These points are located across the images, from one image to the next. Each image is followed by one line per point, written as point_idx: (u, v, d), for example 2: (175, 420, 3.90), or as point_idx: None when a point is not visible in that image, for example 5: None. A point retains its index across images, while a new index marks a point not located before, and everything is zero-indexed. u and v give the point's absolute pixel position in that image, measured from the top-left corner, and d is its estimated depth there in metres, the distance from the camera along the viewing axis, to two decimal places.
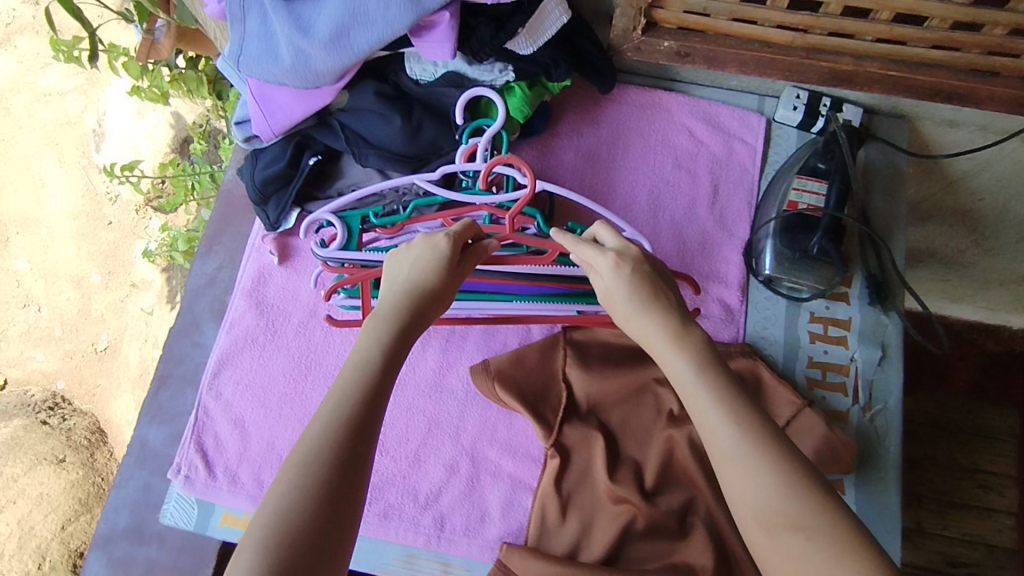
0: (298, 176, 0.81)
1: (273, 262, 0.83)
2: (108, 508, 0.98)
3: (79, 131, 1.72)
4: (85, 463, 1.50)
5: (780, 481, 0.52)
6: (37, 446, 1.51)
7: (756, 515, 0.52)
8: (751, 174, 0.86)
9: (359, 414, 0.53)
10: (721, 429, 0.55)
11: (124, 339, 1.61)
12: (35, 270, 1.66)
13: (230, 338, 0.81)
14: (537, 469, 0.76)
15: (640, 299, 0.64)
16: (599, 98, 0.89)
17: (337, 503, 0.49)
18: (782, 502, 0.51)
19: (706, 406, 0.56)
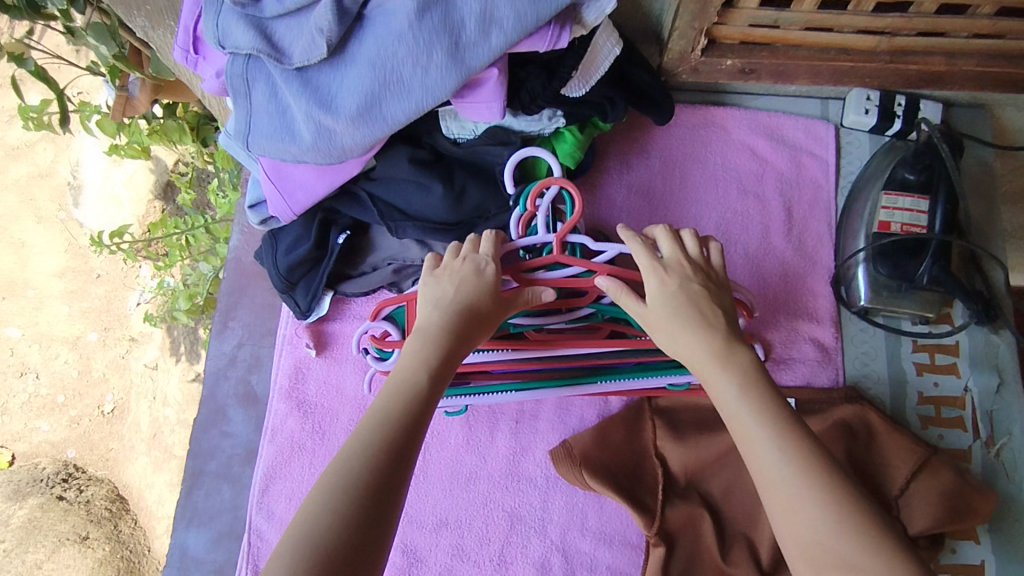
0: (326, 257, 0.72)
1: (310, 354, 0.75)
2: None
3: (54, 183, 1.59)
4: (111, 537, 1.42)
5: (835, 515, 0.43)
6: (56, 524, 1.43)
7: (803, 550, 0.43)
8: (825, 190, 0.77)
9: (382, 469, 0.45)
10: (772, 455, 0.46)
11: (131, 398, 1.50)
12: (27, 335, 1.55)
13: (274, 448, 0.73)
14: (639, 557, 0.66)
15: (684, 314, 0.54)
16: (647, 125, 0.80)
17: (361, 539, 0.42)
18: (832, 536, 0.43)
19: (755, 426, 0.48)
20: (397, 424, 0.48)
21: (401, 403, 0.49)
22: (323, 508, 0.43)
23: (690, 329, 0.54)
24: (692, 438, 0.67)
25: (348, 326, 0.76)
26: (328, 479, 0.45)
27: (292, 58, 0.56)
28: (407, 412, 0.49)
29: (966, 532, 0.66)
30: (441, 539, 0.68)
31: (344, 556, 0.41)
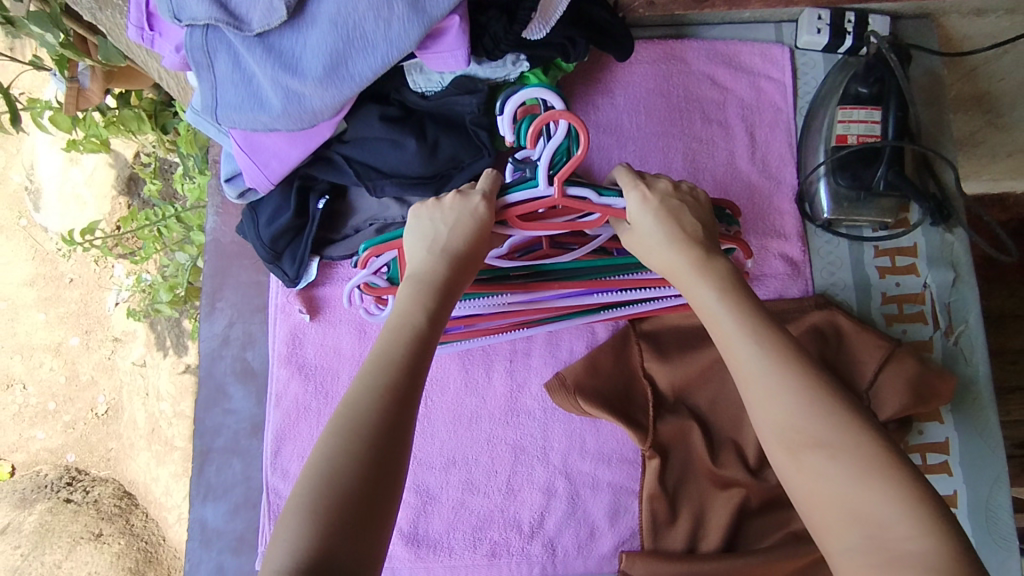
0: (308, 224, 0.73)
1: (304, 320, 0.77)
2: None
3: (8, 190, 1.56)
4: (124, 531, 1.45)
5: (805, 400, 0.45)
6: (69, 528, 1.46)
7: (778, 434, 0.46)
8: (785, 112, 0.80)
9: (390, 406, 0.47)
10: (748, 350, 0.49)
11: (124, 398, 1.50)
12: (7, 346, 1.54)
13: (281, 412, 0.76)
14: (636, 471, 0.71)
15: (666, 228, 0.56)
16: (607, 63, 0.81)
17: (383, 473, 0.44)
18: (804, 418, 0.45)
19: (730, 326, 0.51)
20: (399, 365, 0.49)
21: (404, 346, 0.51)
22: (335, 447, 0.44)
23: (662, 244, 0.56)
24: (676, 358, 0.71)
25: (338, 289, 0.78)
26: (336, 420, 0.46)
27: (251, 25, 0.57)
28: (407, 355, 0.50)
29: (931, 413, 0.71)
30: (451, 477, 0.72)
31: (364, 489, 0.43)
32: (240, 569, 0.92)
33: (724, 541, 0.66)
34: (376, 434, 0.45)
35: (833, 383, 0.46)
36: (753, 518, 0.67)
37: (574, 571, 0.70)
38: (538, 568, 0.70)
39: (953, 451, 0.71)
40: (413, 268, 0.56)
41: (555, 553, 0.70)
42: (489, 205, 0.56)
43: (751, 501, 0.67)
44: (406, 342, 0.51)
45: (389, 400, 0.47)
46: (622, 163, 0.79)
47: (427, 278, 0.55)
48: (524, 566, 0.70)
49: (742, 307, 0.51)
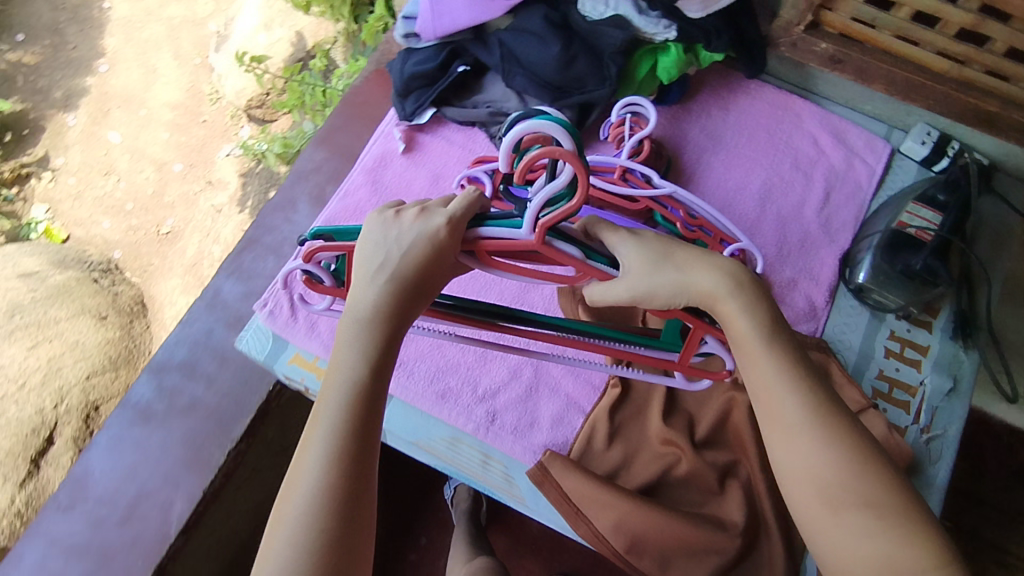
0: (444, 79, 0.87)
1: (397, 151, 0.90)
2: (170, 341, 1.00)
3: (201, 31, 1.61)
4: (125, 327, 1.27)
5: (846, 460, 0.53)
6: (83, 296, 1.28)
7: (819, 492, 0.53)
8: (865, 192, 0.88)
9: (357, 425, 0.51)
10: (789, 401, 0.55)
11: (187, 229, 1.44)
12: (124, 143, 1.53)
13: (340, 207, 0.87)
14: (594, 396, 0.77)
15: (678, 260, 0.57)
16: (736, 88, 0.93)
17: (361, 479, 0.50)
18: (845, 479, 0.53)
19: (767, 375, 0.56)
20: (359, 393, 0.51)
21: (348, 413, 0.51)
22: (289, 557, 0.47)
23: (694, 271, 0.57)
24: None
25: (435, 143, 0.90)
26: (289, 515, 0.48)
27: None
28: (364, 382, 0.52)
29: None
30: None
31: (344, 503, 0.48)
32: (226, 342, 1.00)
33: (645, 482, 0.73)
34: (348, 454, 0.50)
35: (862, 438, 0.54)
36: (673, 484, 0.73)
37: (499, 447, 0.75)
38: (471, 427, 0.76)
39: None
40: (360, 295, 0.53)
41: (492, 423, 0.76)
42: (449, 231, 0.53)
43: (679, 466, 0.72)
44: (356, 394, 0.51)
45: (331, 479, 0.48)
46: (708, 164, 0.89)
47: (375, 307, 0.53)
48: (461, 419, 0.76)
49: (779, 351, 0.56)
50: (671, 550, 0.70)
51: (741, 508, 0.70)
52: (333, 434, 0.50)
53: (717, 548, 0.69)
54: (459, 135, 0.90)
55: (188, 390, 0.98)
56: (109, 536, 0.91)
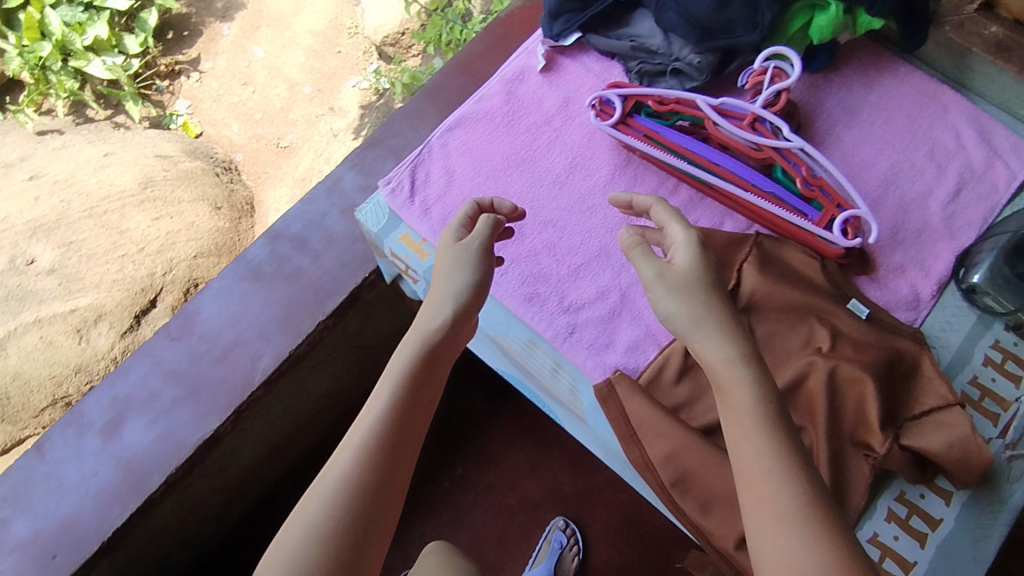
0: (598, 4, 0.89)
1: (537, 67, 0.92)
2: (291, 213, 1.11)
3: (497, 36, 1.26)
4: (233, 221, 1.40)
5: (785, 475, 0.53)
6: (206, 184, 1.45)
7: (789, 496, 0.53)
8: (999, 195, 0.84)
9: (376, 476, 0.56)
10: (761, 445, 0.55)
11: (302, 145, 1.49)
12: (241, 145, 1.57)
13: (475, 107, 0.91)
14: (674, 332, 0.79)
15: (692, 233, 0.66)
16: (883, 68, 0.91)
17: (370, 492, 0.56)
18: (783, 491, 0.53)
19: (741, 396, 0.57)
20: (394, 412, 0.59)
21: (413, 360, 0.62)
22: (350, 465, 0.56)
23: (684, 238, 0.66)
24: None
25: (574, 67, 0.92)
26: (358, 436, 0.58)
27: None
28: (382, 436, 0.58)
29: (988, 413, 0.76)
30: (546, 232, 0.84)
31: (346, 530, 0.53)
32: (339, 225, 1.09)
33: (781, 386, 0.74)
34: (374, 469, 0.56)
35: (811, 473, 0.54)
36: None
37: (572, 358, 0.79)
38: (551, 334, 0.80)
39: (939, 532, 0.72)
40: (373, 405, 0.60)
41: (571, 334, 0.79)
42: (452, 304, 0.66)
43: None
44: (365, 463, 0.56)
45: (360, 475, 0.55)
46: (826, 136, 0.87)
47: (393, 391, 0.60)
48: (543, 323, 0.80)
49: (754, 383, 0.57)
50: (720, 492, 0.71)
51: None
52: (385, 440, 0.57)
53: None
54: (597, 63, 0.91)
55: (297, 259, 1.07)
56: (203, 370, 1.01)
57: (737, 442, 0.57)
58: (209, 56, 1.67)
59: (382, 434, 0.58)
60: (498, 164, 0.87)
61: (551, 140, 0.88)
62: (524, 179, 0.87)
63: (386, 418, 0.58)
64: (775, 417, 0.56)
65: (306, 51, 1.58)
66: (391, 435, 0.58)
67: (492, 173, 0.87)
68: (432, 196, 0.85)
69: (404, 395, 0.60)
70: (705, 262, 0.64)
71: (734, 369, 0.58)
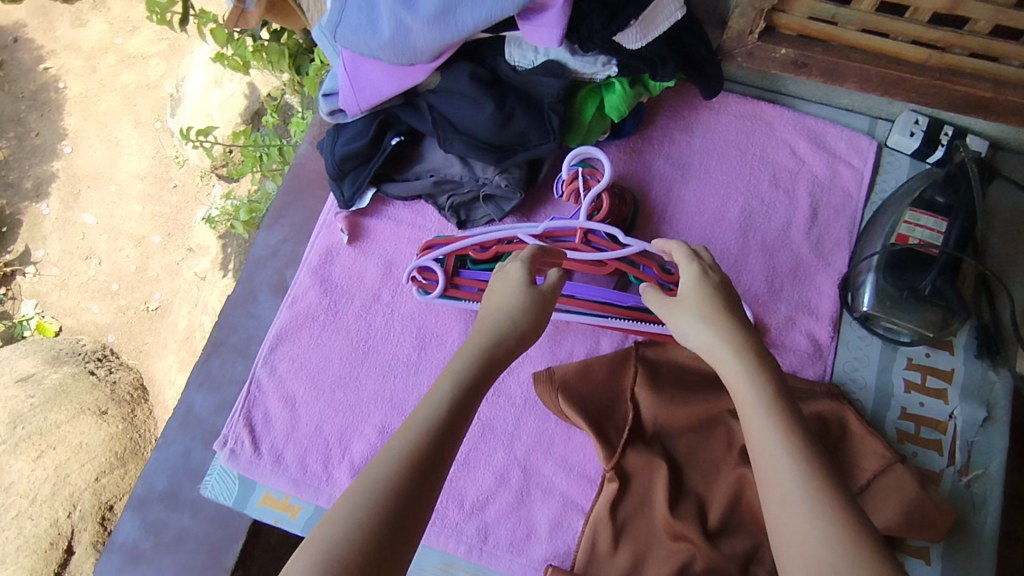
0: (378, 155, 0.78)
1: (341, 240, 0.81)
2: (148, 469, 0.95)
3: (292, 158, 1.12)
4: (126, 417, 1.32)
5: (835, 517, 0.43)
6: (81, 394, 1.32)
7: (814, 503, 0.44)
8: (854, 201, 0.79)
9: (417, 471, 0.43)
10: (781, 460, 0.46)
11: (175, 301, 1.45)
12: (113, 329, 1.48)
13: (290, 313, 0.79)
14: (592, 491, 0.71)
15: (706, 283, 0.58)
16: (696, 104, 0.83)
17: (410, 501, 0.42)
18: (812, 516, 0.43)
19: (757, 418, 0.49)
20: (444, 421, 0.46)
21: (442, 411, 0.47)
22: (352, 521, 0.41)
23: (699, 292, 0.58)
24: None
25: (382, 225, 0.81)
26: (359, 483, 0.43)
27: None
28: (425, 453, 0.44)
29: (931, 441, 0.70)
30: None
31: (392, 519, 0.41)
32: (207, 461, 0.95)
33: (719, 519, 0.67)
34: (410, 475, 0.43)
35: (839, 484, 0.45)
36: None
37: (497, 567, 0.70)
38: (464, 549, 0.70)
39: None
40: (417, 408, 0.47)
41: (485, 541, 0.70)
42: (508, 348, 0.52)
43: (696, 564, 0.65)
44: (407, 469, 0.43)
45: (404, 474, 0.43)
46: (666, 202, 0.80)
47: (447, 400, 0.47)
48: (451, 542, 0.70)
49: (779, 409, 0.48)
50: None
51: None
52: (428, 440, 0.45)
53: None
54: (405, 212, 0.82)
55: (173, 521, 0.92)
56: None
57: (761, 444, 0.48)
58: (37, 243, 1.56)
59: (423, 447, 0.44)
60: (339, 371, 0.76)
61: (387, 318, 0.77)
62: (374, 377, 0.75)
63: (425, 432, 0.45)
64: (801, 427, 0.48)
65: (142, 200, 1.53)
66: (442, 440, 0.45)
67: (336, 385, 0.75)
68: (279, 439, 0.74)
69: (426, 449, 0.44)
70: (713, 298, 0.57)
71: (741, 384, 0.52)
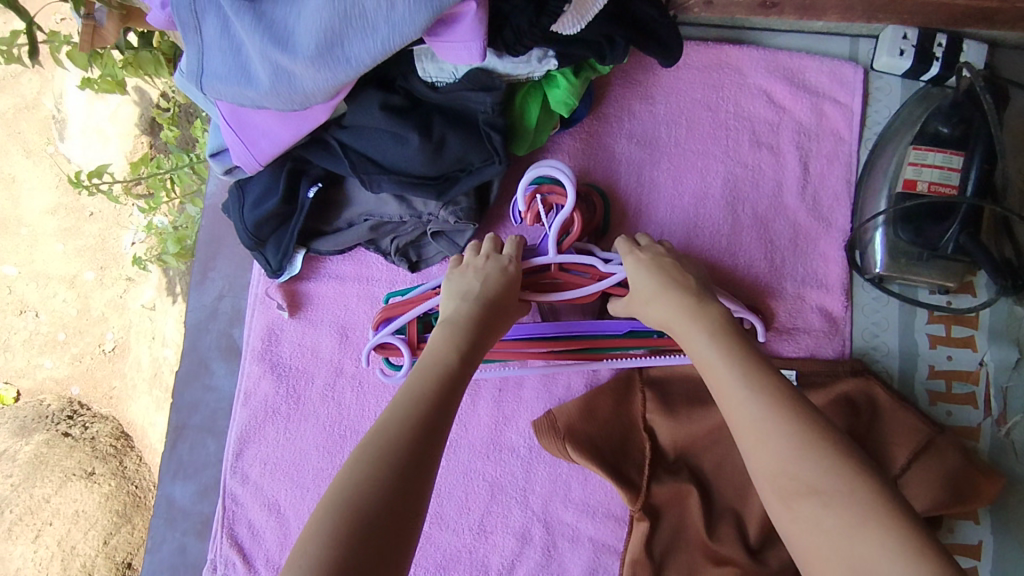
0: (297, 213, 0.66)
1: (282, 316, 0.70)
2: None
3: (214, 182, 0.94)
4: (117, 472, 1.18)
5: (794, 441, 0.41)
6: (61, 460, 1.19)
7: (786, 437, 0.42)
8: (847, 143, 0.70)
9: (418, 436, 0.44)
10: (746, 402, 0.45)
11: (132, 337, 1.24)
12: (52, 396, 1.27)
13: (247, 411, 0.69)
14: (622, 530, 0.64)
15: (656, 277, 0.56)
16: (652, 65, 0.72)
17: (413, 461, 0.42)
18: (793, 459, 0.41)
19: (717, 373, 0.48)
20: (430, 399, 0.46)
21: (434, 381, 0.48)
22: (362, 476, 0.40)
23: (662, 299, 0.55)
24: None
25: (324, 287, 0.71)
26: (363, 446, 0.43)
27: None
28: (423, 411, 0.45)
29: (964, 396, 0.64)
30: None
31: (401, 468, 0.41)
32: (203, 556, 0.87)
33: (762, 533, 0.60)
34: (409, 437, 0.43)
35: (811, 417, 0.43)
36: None
37: None
38: None
39: (986, 557, 0.62)
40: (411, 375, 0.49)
41: None
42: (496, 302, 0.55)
43: None
44: (408, 427, 0.44)
45: (406, 436, 0.43)
46: (640, 189, 0.70)
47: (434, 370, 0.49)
48: None
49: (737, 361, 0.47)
50: None
51: None
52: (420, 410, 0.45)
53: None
54: (347, 265, 0.71)
55: None
56: None
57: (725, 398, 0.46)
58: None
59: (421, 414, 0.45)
60: (318, 464, 0.67)
61: (356, 391, 0.68)
62: None
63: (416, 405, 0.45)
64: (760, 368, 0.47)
65: (61, 237, 1.29)
66: (437, 406, 0.46)
67: (319, 479, 0.67)
68: (273, 552, 0.66)
69: (422, 415, 0.45)
70: (661, 271, 0.57)
71: (693, 331, 0.51)
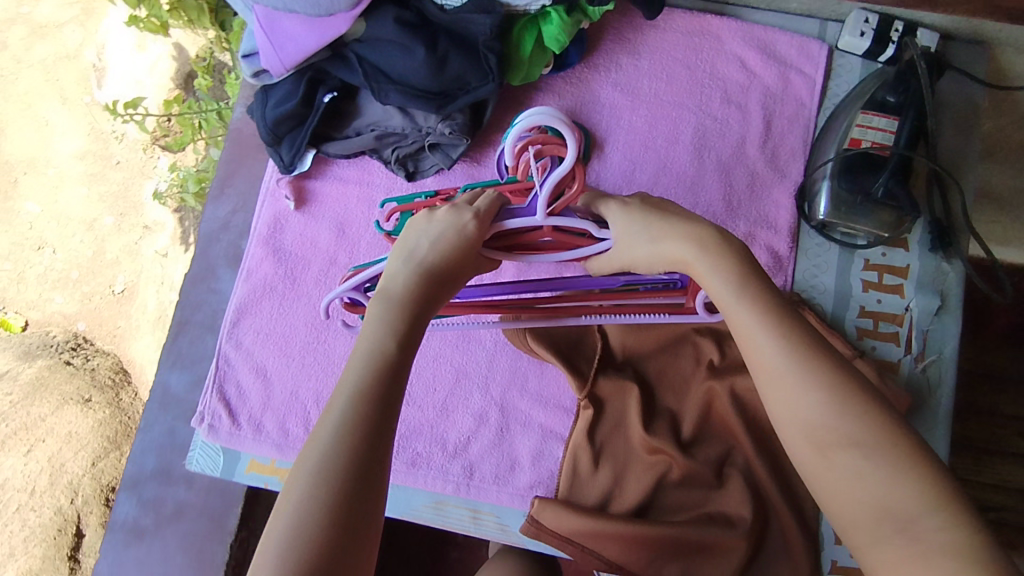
0: (312, 115, 0.75)
1: (289, 207, 0.79)
2: (136, 451, 0.96)
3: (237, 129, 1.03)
4: (112, 404, 1.24)
5: (837, 402, 0.46)
6: (59, 385, 1.25)
7: (821, 392, 0.46)
8: (808, 109, 0.78)
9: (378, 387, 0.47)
10: (773, 353, 0.48)
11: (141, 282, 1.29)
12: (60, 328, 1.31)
13: (248, 287, 0.78)
14: (569, 419, 0.72)
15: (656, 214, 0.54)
16: (640, 24, 0.81)
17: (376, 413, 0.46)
18: (826, 414, 0.46)
19: (744, 323, 0.50)
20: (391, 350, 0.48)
21: (388, 335, 0.49)
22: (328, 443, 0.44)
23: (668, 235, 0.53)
24: None
25: (329, 186, 0.79)
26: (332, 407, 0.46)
27: None
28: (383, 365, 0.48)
29: (888, 334, 0.72)
30: None
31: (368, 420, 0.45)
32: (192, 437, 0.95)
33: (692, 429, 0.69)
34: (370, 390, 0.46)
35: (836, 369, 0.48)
36: (671, 490, 0.68)
37: (486, 499, 0.71)
38: (451, 487, 0.72)
39: None
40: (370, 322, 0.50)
41: (471, 477, 0.72)
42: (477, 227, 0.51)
43: (672, 472, 0.68)
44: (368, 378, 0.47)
45: (368, 392, 0.46)
46: (618, 130, 0.78)
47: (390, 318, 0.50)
48: (438, 482, 0.72)
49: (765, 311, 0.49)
50: (687, 560, 0.66)
51: (745, 500, 0.66)
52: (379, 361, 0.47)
53: (728, 549, 0.65)
54: (350, 170, 0.79)
55: (171, 495, 0.93)
56: None
57: (758, 351, 0.49)
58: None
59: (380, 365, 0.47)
60: (306, 337, 0.75)
61: (347, 279, 0.76)
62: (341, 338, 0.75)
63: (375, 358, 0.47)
64: (786, 323, 0.49)
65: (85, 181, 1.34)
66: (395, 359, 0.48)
67: (305, 351, 0.75)
68: (256, 409, 0.74)
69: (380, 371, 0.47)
70: (654, 208, 0.54)
71: (712, 276, 0.52)
